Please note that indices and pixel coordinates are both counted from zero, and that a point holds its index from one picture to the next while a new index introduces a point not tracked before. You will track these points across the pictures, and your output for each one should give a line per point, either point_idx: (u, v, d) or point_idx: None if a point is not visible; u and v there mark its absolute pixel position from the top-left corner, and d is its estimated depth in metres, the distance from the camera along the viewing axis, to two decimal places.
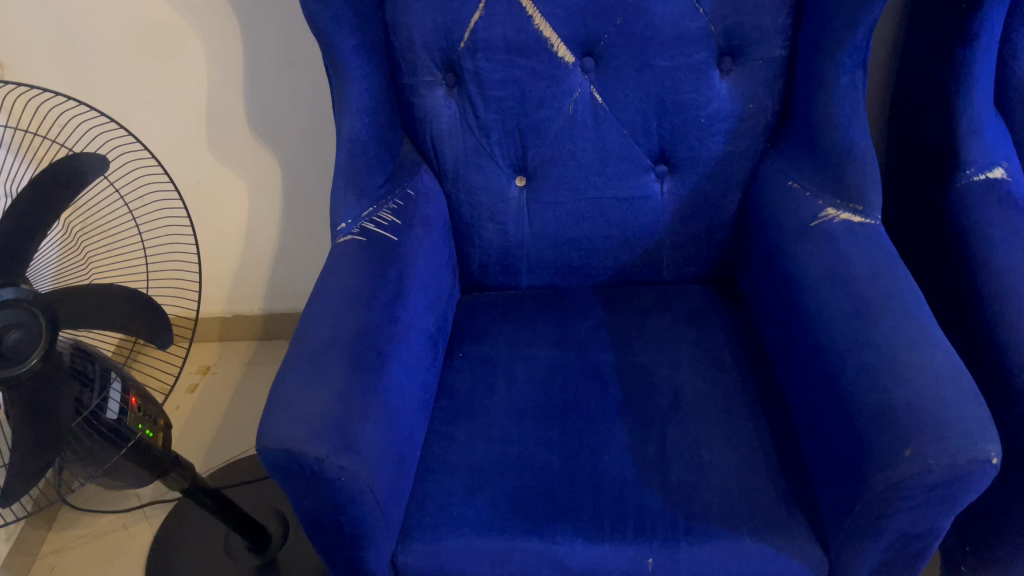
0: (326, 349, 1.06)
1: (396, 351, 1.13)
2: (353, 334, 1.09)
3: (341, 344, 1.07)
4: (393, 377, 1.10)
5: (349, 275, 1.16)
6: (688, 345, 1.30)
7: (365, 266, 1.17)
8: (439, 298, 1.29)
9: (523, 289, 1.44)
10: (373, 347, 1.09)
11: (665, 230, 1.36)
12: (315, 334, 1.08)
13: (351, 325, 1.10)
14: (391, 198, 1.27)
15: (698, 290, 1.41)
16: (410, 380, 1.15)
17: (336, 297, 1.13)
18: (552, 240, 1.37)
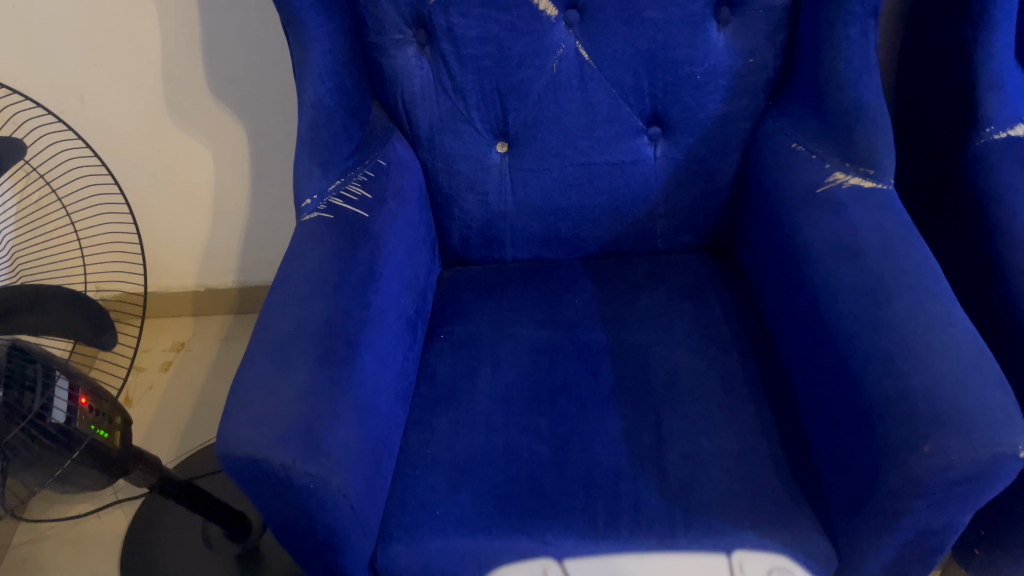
0: (290, 341, 0.97)
1: (370, 339, 1.04)
2: (320, 324, 0.99)
3: (307, 335, 0.98)
4: (366, 368, 1.01)
5: (315, 257, 1.07)
6: (685, 321, 1.21)
7: (333, 247, 1.08)
8: (416, 278, 1.20)
9: (508, 262, 1.35)
10: (344, 336, 1.00)
11: (659, 197, 1.27)
12: (279, 324, 0.99)
13: (317, 313, 1.00)
14: (361, 169, 1.17)
15: (695, 260, 1.32)
16: (387, 370, 1.06)
17: (301, 282, 1.04)
18: (537, 210, 1.27)
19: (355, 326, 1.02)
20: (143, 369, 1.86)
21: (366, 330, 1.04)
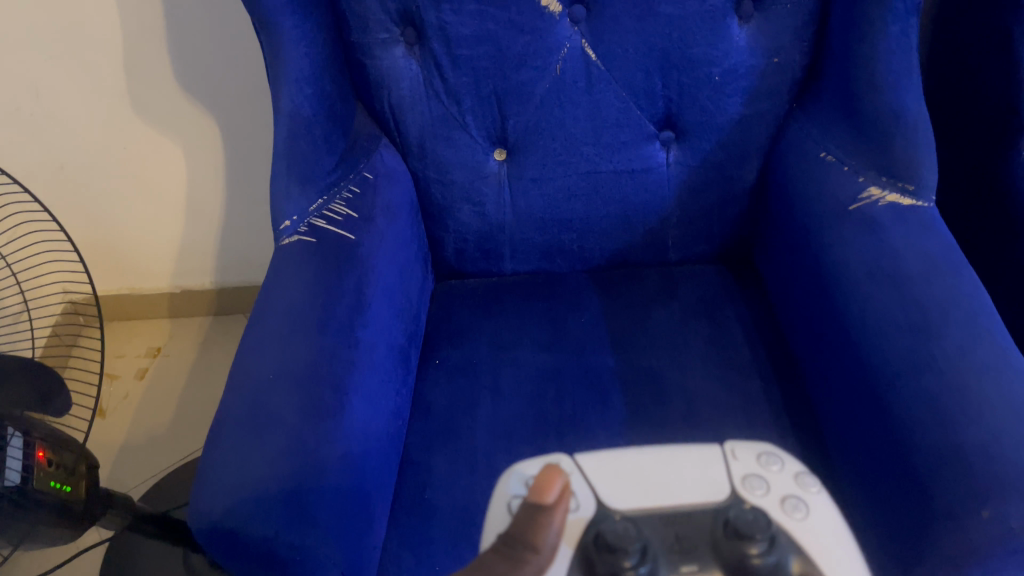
0: (268, 390, 0.87)
1: (359, 381, 0.94)
2: (303, 369, 0.89)
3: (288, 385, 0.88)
4: (356, 416, 0.91)
5: (296, 288, 0.96)
6: (702, 342, 1.11)
7: (316, 277, 0.97)
8: (407, 302, 1.09)
9: (507, 275, 1.24)
10: (330, 382, 0.90)
11: (671, 207, 1.16)
12: (257, 370, 0.89)
13: (300, 356, 0.90)
14: (345, 186, 1.06)
15: (709, 273, 1.22)
16: (378, 414, 0.96)
17: (281, 319, 0.93)
18: (539, 222, 1.17)
19: (342, 369, 0.92)
20: (116, 377, 1.75)
21: (355, 371, 0.93)
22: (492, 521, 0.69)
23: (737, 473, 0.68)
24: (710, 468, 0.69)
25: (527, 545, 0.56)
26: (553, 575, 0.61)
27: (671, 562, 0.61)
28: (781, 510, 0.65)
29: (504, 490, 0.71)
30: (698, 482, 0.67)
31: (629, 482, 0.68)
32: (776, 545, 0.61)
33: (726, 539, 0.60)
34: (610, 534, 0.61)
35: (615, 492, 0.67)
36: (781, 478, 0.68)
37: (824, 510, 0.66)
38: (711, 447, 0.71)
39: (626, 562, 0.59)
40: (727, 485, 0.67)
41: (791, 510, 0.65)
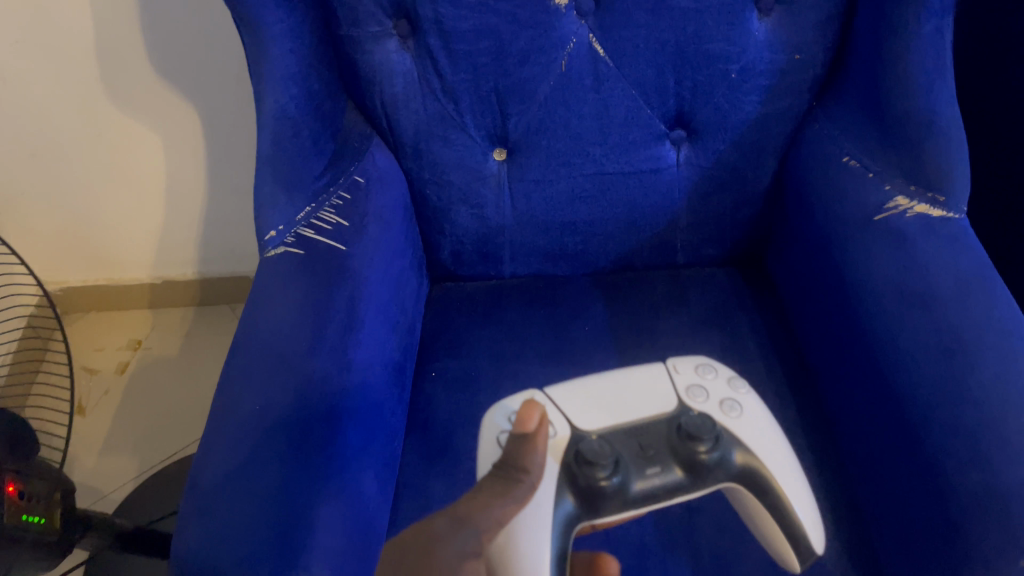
0: (257, 422, 0.80)
1: (355, 408, 0.87)
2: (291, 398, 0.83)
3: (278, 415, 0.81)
4: (353, 445, 0.85)
5: (284, 306, 0.89)
6: (713, 353, 1.06)
7: (305, 293, 0.90)
8: (399, 314, 1.03)
9: (506, 278, 1.18)
10: (323, 412, 0.83)
11: (681, 209, 1.10)
12: (242, 399, 0.82)
13: (288, 383, 0.84)
14: (334, 191, 0.98)
15: (719, 277, 1.16)
16: (374, 441, 0.90)
17: (267, 341, 0.87)
18: (541, 225, 1.10)
19: (337, 394, 0.85)
20: (96, 371, 1.68)
21: (350, 396, 0.87)
22: (481, 454, 0.76)
23: (683, 387, 0.79)
24: (660, 385, 0.79)
25: (518, 468, 0.69)
26: (543, 489, 0.70)
27: (639, 468, 0.72)
28: (722, 410, 0.78)
29: (492, 423, 0.76)
30: (648, 396, 0.78)
31: (593, 405, 0.77)
32: (719, 442, 0.74)
33: (681, 440, 0.73)
34: (588, 451, 0.71)
35: (585, 415, 0.76)
36: (716, 384, 0.80)
37: (753, 409, 0.79)
38: (655, 365, 0.81)
39: (603, 472, 0.70)
40: (676, 397, 0.78)
41: (728, 410, 0.78)
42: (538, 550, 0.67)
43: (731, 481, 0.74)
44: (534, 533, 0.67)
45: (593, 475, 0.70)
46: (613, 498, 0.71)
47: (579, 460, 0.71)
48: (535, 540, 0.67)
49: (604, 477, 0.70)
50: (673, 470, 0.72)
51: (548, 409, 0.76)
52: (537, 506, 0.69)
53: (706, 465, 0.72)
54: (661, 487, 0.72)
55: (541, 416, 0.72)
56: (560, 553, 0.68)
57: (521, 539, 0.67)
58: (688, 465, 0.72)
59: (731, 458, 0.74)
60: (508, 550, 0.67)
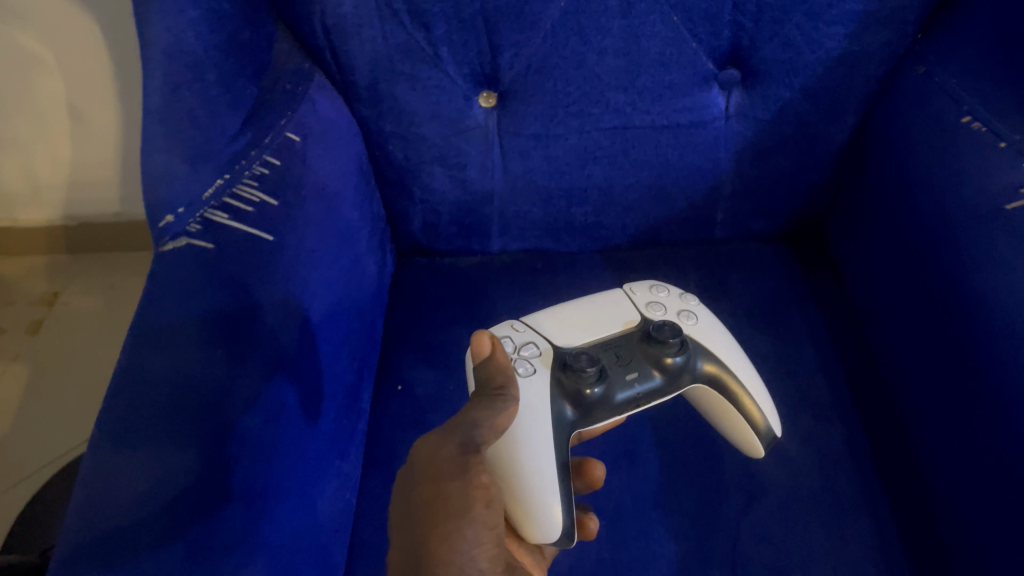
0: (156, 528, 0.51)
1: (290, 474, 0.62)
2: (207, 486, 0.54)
3: (187, 508, 0.53)
4: (289, 531, 0.60)
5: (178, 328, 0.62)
6: (762, 367, 0.83)
7: (208, 307, 0.63)
8: (349, 317, 0.77)
9: (495, 254, 0.94)
10: (248, 495, 0.56)
11: (726, 174, 0.84)
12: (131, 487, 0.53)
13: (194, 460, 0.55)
14: (258, 154, 0.70)
15: (765, 257, 0.92)
16: (316, 511, 0.66)
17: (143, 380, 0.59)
18: (542, 191, 0.84)
19: (268, 459, 0.59)
20: (3, 330, 1.42)
21: (285, 459, 0.61)
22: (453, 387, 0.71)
23: (640, 300, 0.77)
24: (619, 303, 0.77)
25: (496, 387, 0.63)
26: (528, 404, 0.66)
27: (618, 373, 0.70)
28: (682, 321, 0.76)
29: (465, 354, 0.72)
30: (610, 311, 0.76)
31: (564, 322, 0.74)
32: (686, 347, 0.72)
33: (650, 344, 0.71)
34: (572, 359, 0.69)
35: (553, 334, 0.73)
36: (670, 298, 0.78)
37: (708, 319, 0.78)
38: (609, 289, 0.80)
39: (589, 378, 0.67)
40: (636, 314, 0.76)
41: (685, 320, 0.76)
42: (542, 461, 0.64)
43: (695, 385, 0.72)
44: (536, 448, 0.64)
45: (575, 385, 0.68)
46: (600, 408, 0.68)
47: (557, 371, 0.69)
48: (541, 453, 0.64)
49: (586, 387, 0.68)
50: (651, 373, 0.70)
51: (510, 330, 0.73)
52: (531, 421, 0.65)
53: (677, 366, 0.71)
54: (641, 392, 0.70)
55: (495, 339, 0.66)
56: (565, 461, 0.65)
57: (524, 454, 0.63)
58: (662, 369, 0.70)
59: (699, 362, 0.72)
60: (511, 467, 0.63)
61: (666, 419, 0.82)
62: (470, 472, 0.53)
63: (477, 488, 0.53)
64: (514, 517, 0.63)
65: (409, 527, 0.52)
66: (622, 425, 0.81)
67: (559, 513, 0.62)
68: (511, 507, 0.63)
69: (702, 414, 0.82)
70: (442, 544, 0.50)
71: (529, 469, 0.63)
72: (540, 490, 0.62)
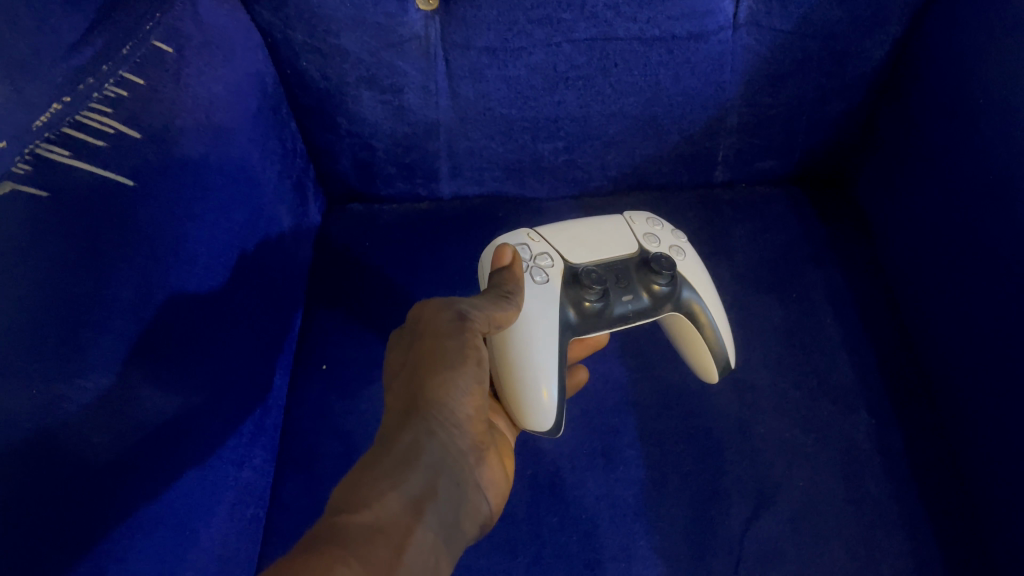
0: None
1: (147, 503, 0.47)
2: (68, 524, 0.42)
3: (60, 538, 0.41)
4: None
5: None
6: (771, 343, 0.67)
7: None
8: (247, 284, 0.60)
9: (448, 201, 0.77)
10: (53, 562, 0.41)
11: (732, 102, 0.67)
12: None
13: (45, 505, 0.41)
14: (111, 69, 0.51)
15: (774, 207, 0.75)
16: (192, 544, 0.51)
17: None
18: (500, 122, 0.67)
19: (119, 498, 0.45)
20: None
21: (127, 491, 0.46)
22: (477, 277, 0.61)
23: (636, 226, 0.64)
24: (615, 224, 0.64)
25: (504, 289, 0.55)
26: (538, 313, 0.56)
27: (617, 295, 0.59)
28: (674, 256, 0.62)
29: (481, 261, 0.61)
30: (611, 236, 0.63)
31: (572, 236, 0.62)
32: (677, 283, 0.60)
33: (649, 270, 0.60)
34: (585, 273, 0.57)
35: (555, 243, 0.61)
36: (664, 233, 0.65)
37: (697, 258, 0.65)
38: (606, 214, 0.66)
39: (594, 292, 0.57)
40: (632, 239, 0.63)
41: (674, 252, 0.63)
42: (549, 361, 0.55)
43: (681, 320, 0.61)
44: (539, 325, 0.56)
45: (572, 294, 0.57)
46: (593, 323, 0.58)
47: (563, 278, 0.58)
48: (542, 331, 0.55)
49: (585, 297, 0.57)
50: (644, 297, 0.59)
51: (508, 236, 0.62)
52: (537, 311, 0.56)
53: (668, 295, 0.60)
54: (635, 314, 0.59)
55: (518, 253, 0.58)
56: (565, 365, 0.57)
57: (525, 333, 0.55)
58: (652, 292, 0.59)
59: (686, 292, 0.61)
60: (509, 344, 0.55)
61: (655, 406, 0.65)
62: (467, 337, 0.49)
63: (471, 348, 0.49)
64: (509, 404, 0.56)
65: (404, 384, 0.49)
66: (601, 411, 0.65)
67: (552, 403, 0.54)
68: (504, 387, 0.56)
69: (701, 397, 0.65)
70: (436, 399, 0.46)
71: (525, 353, 0.55)
72: (537, 375, 0.54)
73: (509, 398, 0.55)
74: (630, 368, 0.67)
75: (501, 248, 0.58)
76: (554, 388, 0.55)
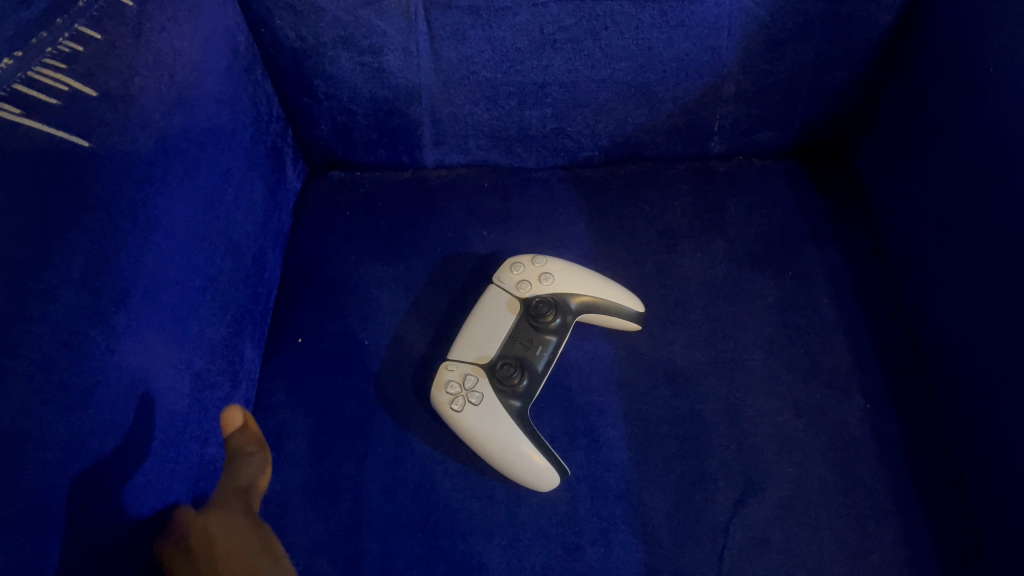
0: None
1: (101, 505, 0.45)
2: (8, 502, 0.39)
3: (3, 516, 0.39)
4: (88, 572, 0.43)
5: None
6: (764, 322, 0.64)
7: None
8: (215, 253, 0.58)
9: (432, 170, 0.74)
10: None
11: (727, 69, 0.63)
12: None
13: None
14: (67, 22, 0.48)
15: (773, 180, 0.72)
16: (153, 526, 0.49)
17: None
18: (484, 86, 0.64)
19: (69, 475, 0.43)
20: None
21: (76, 470, 0.44)
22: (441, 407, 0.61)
23: (504, 285, 0.64)
24: (487, 297, 0.64)
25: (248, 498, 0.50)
26: (496, 417, 0.57)
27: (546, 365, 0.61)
28: (545, 293, 0.63)
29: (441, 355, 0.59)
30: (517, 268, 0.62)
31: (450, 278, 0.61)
32: (562, 309, 0.62)
33: (524, 327, 0.61)
34: (443, 404, 0.58)
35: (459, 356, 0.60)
36: (530, 259, 0.64)
37: (564, 261, 0.65)
38: (516, 254, 0.66)
39: (519, 387, 0.58)
40: (511, 298, 0.63)
41: (541, 281, 0.63)
42: (520, 433, 0.57)
43: (619, 318, 0.62)
44: (498, 430, 0.57)
45: (502, 391, 0.58)
46: (534, 386, 0.59)
47: (489, 388, 0.58)
48: (503, 430, 0.57)
49: (515, 383, 0.58)
50: (556, 338, 0.61)
51: (434, 385, 0.60)
52: (492, 428, 0.57)
53: (561, 325, 0.61)
54: (555, 355, 0.61)
55: (447, 399, 0.58)
56: (526, 406, 0.58)
57: (490, 454, 0.56)
58: (550, 330, 0.61)
59: (571, 301, 0.62)
60: (487, 458, 0.57)
61: (643, 386, 0.62)
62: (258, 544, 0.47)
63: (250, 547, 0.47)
64: (509, 476, 0.57)
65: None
66: (584, 390, 0.62)
67: (540, 454, 0.56)
68: (499, 472, 0.57)
69: (690, 378, 0.62)
70: None
71: (518, 450, 0.56)
72: (515, 446, 0.56)
73: (511, 472, 0.57)
74: (617, 346, 0.64)
75: (438, 403, 0.58)
76: (536, 445, 0.56)
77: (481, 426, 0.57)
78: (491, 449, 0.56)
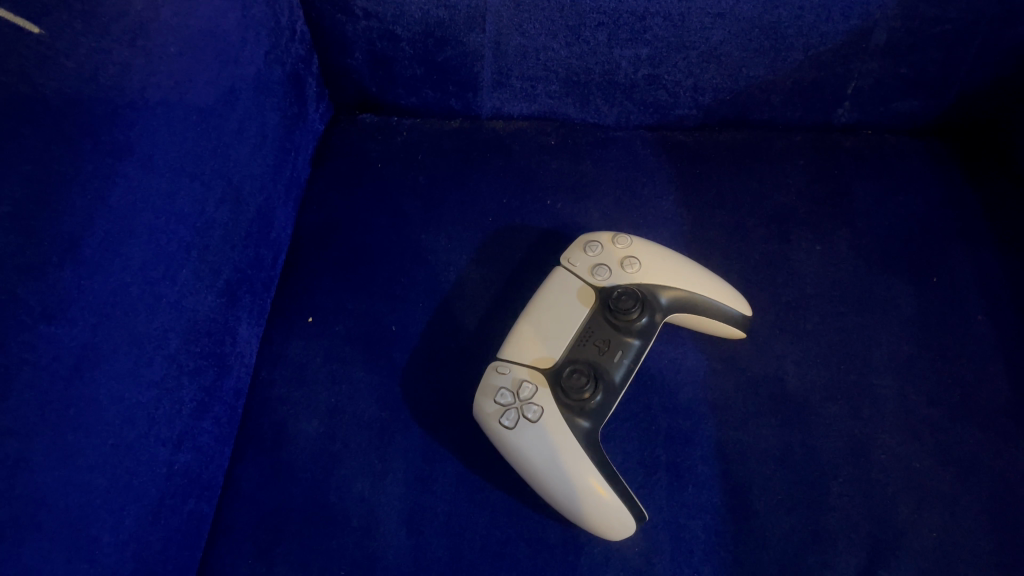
0: None
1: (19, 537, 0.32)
2: None
3: None
4: None
5: None
6: (902, 337, 0.50)
7: None
8: (208, 198, 0.44)
9: (487, 121, 0.60)
10: None
11: (882, 11, 0.49)
12: None
13: None
14: None
15: (910, 163, 0.58)
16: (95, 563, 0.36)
17: None
18: (568, 11, 0.50)
19: None
20: None
21: None
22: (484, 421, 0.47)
23: (575, 271, 0.50)
24: (552, 284, 0.50)
25: None
26: (560, 437, 0.44)
27: (625, 375, 0.47)
28: (628, 284, 0.49)
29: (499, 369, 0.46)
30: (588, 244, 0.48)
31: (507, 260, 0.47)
32: (649, 306, 0.48)
33: (600, 326, 0.48)
34: (490, 419, 0.45)
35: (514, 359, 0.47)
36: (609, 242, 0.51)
37: (653, 244, 0.52)
38: (592, 233, 0.52)
39: (590, 403, 0.45)
40: (584, 288, 0.50)
41: (625, 267, 0.50)
42: (586, 462, 0.43)
43: (719, 322, 0.49)
44: (558, 456, 0.43)
45: (567, 406, 0.45)
46: (609, 402, 0.46)
47: (551, 400, 0.45)
48: (565, 457, 0.43)
49: (584, 398, 0.45)
50: (639, 342, 0.48)
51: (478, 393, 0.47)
52: (550, 454, 0.43)
53: (645, 327, 0.48)
54: (637, 364, 0.47)
55: (496, 413, 0.45)
56: (596, 426, 0.45)
57: (546, 487, 0.43)
58: (632, 331, 0.47)
59: (661, 297, 0.49)
60: (542, 491, 0.43)
61: (743, 410, 0.48)
62: None
63: None
64: (568, 516, 0.43)
65: None
66: (667, 409, 0.48)
67: (608, 490, 0.42)
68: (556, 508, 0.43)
69: (805, 404, 0.48)
70: None
71: (581, 485, 0.42)
72: (579, 478, 0.42)
73: (571, 511, 0.43)
74: (710, 357, 0.50)
75: (483, 416, 0.45)
76: (603, 479, 0.43)
77: (536, 449, 0.43)
78: (549, 480, 0.43)
